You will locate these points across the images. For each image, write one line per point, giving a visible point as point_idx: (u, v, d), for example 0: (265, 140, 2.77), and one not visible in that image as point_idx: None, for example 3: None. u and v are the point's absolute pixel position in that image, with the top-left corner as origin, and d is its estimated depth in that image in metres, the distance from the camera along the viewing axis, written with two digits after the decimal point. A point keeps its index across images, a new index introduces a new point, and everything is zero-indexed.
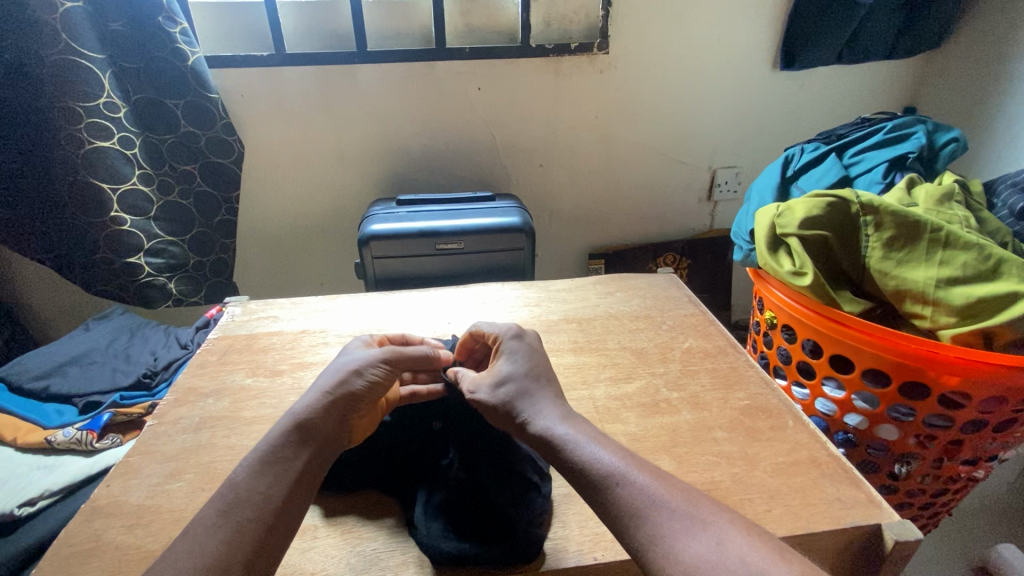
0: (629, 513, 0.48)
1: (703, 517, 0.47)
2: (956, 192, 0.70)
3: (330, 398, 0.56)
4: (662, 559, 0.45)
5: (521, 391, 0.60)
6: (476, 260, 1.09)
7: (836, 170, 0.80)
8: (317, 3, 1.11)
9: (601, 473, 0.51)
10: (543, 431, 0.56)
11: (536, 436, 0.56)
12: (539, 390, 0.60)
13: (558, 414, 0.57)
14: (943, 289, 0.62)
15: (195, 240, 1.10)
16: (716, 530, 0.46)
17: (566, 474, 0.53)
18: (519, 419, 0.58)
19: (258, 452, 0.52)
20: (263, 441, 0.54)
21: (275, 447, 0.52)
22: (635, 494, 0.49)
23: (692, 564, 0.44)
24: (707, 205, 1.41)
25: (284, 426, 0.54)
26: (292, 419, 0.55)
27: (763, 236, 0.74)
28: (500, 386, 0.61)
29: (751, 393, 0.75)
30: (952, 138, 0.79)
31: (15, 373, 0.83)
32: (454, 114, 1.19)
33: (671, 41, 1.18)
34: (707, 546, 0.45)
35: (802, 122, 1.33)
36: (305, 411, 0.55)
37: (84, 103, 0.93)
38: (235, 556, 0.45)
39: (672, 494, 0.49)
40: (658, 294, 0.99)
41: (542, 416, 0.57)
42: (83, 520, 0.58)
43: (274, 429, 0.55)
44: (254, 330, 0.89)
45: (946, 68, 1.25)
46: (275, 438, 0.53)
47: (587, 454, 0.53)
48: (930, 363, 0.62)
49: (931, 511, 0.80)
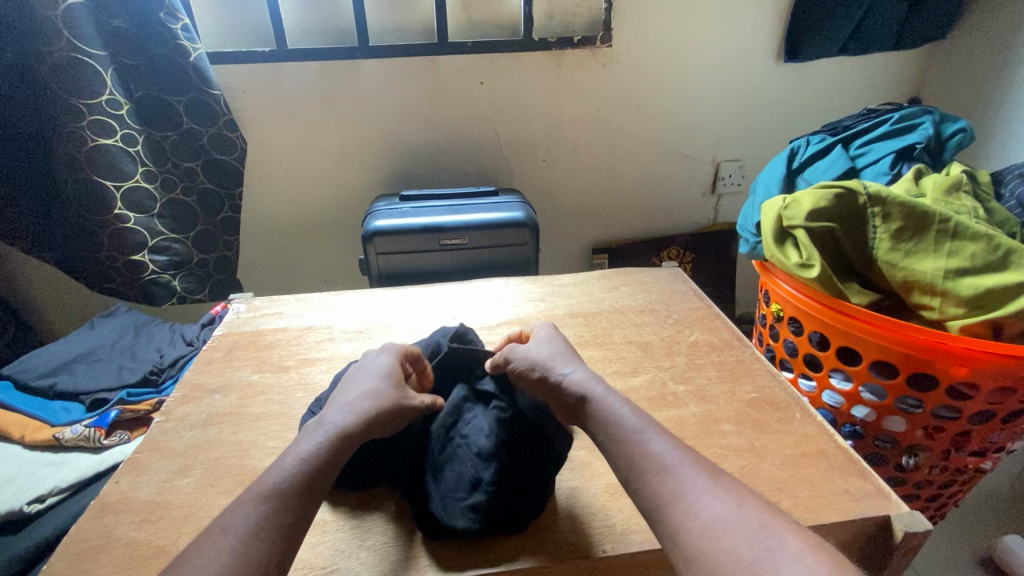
0: (653, 469, 0.48)
1: (726, 484, 0.47)
2: (964, 182, 0.69)
3: (375, 419, 0.56)
4: (681, 515, 0.45)
5: (551, 356, 0.62)
6: (480, 255, 1.09)
7: (843, 161, 0.80)
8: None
9: (628, 433, 0.52)
10: (577, 386, 0.57)
11: (569, 390, 0.57)
12: (567, 357, 0.62)
13: (588, 373, 0.59)
14: (951, 280, 0.62)
15: (199, 237, 1.10)
16: (737, 494, 0.46)
17: (598, 428, 0.54)
18: (550, 377, 0.59)
19: (301, 457, 0.50)
20: (302, 446, 0.52)
21: (319, 458, 0.51)
22: (653, 459, 0.49)
23: (711, 521, 0.44)
24: (711, 199, 1.40)
25: (328, 435, 0.53)
26: (338, 429, 0.54)
27: (769, 229, 0.73)
28: (530, 351, 0.63)
29: (758, 386, 0.75)
30: (959, 128, 0.78)
31: (21, 371, 0.83)
32: (456, 109, 1.19)
33: (674, 34, 1.18)
34: (729, 507, 0.45)
35: (806, 114, 1.32)
36: (351, 426, 0.54)
37: (86, 100, 0.92)
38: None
39: (697, 461, 0.49)
40: (663, 288, 0.99)
41: (574, 373, 0.58)
42: (93, 516, 0.58)
43: (313, 435, 0.53)
44: (260, 326, 0.89)
45: (951, 59, 1.24)
46: (320, 446, 0.52)
47: (620, 408, 0.54)
48: (938, 355, 0.62)
49: (938, 502, 0.80)
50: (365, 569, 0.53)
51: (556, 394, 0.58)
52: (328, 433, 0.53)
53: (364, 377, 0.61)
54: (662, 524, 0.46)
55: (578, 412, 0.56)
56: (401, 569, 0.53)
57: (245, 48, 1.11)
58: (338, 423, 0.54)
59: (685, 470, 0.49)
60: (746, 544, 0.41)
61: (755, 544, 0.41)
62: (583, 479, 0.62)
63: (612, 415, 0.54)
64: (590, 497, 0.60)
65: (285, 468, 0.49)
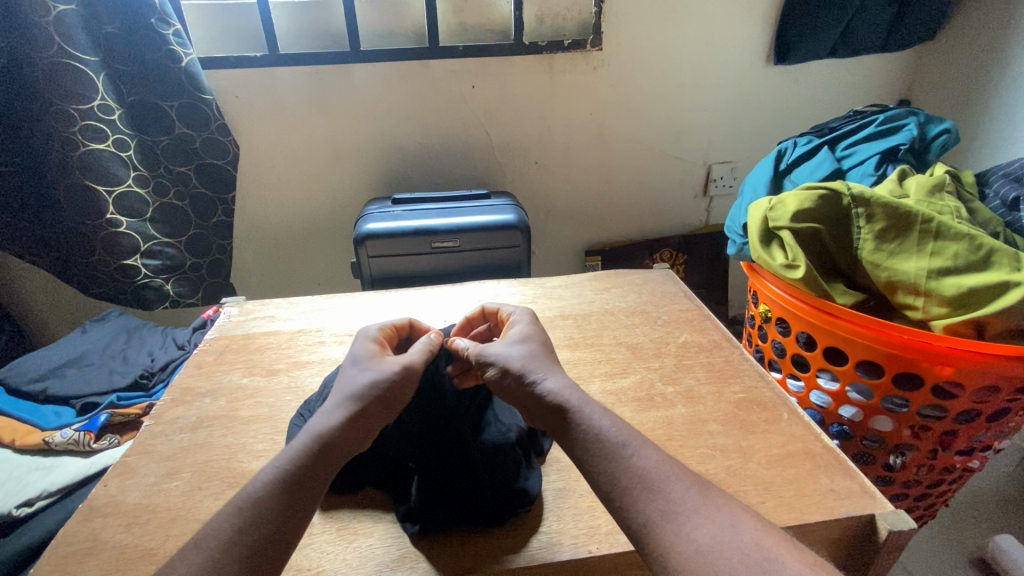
0: (645, 481, 0.48)
1: (720, 502, 0.47)
2: (947, 183, 0.70)
3: (354, 415, 0.55)
4: (671, 536, 0.45)
5: (531, 363, 0.61)
6: (472, 258, 1.09)
7: (829, 162, 0.80)
8: (310, 4, 1.11)
9: (614, 440, 0.52)
10: (557, 399, 0.56)
11: (548, 403, 0.56)
12: (544, 362, 0.62)
13: (566, 383, 0.58)
14: (934, 280, 0.62)
15: (192, 241, 1.12)
16: (729, 513, 0.46)
17: (575, 442, 0.53)
18: (526, 384, 0.58)
19: (282, 462, 0.51)
20: (284, 455, 0.51)
21: (302, 461, 0.51)
22: (638, 475, 0.49)
23: (710, 539, 0.44)
24: (703, 201, 1.41)
25: (306, 439, 0.53)
26: (314, 435, 0.53)
27: (755, 230, 0.74)
28: (512, 357, 0.61)
29: (746, 386, 0.75)
30: (943, 129, 0.79)
31: (13, 376, 0.83)
32: (448, 112, 1.19)
33: (664, 37, 1.18)
34: (723, 528, 0.45)
35: (797, 116, 1.33)
36: (328, 428, 0.54)
37: (78, 106, 0.93)
38: (245, 550, 0.45)
39: (687, 475, 0.49)
40: (652, 290, 1.00)
41: (553, 384, 0.57)
42: (81, 519, 0.59)
43: (294, 443, 0.53)
44: (250, 330, 0.89)
45: (941, 60, 1.25)
46: (295, 453, 0.52)
47: (599, 422, 0.54)
48: (922, 354, 0.63)
49: (927, 502, 0.80)
50: (351, 571, 0.53)
51: (536, 405, 0.57)
52: (307, 437, 0.53)
53: (342, 379, 0.60)
54: (651, 542, 0.46)
55: (555, 425, 0.56)
56: (386, 571, 0.53)
57: (237, 52, 1.11)
58: (313, 431, 0.53)
59: (668, 475, 0.49)
60: (754, 562, 0.41)
61: (751, 562, 0.42)
62: (570, 480, 0.62)
63: (595, 424, 0.53)
64: (577, 497, 0.60)
65: (269, 474, 0.50)
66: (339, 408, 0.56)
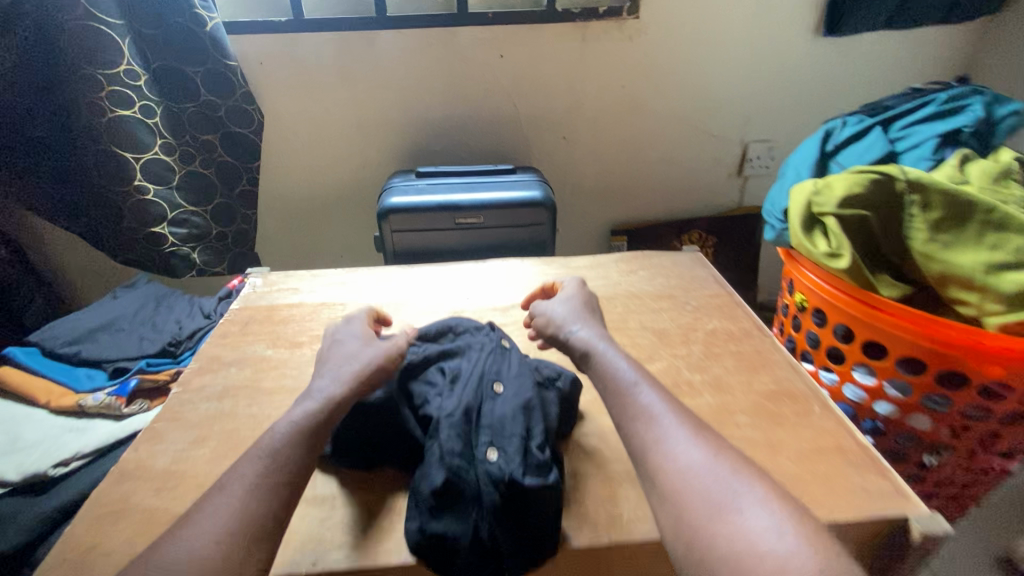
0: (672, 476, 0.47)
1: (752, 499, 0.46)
2: (1012, 173, 0.64)
3: (358, 384, 0.58)
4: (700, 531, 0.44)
5: (570, 319, 0.69)
6: (496, 235, 1.07)
7: (881, 143, 0.74)
8: None
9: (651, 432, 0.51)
10: (584, 343, 0.64)
11: (576, 347, 0.65)
12: (586, 319, 0.70)
13: (597, 332, 0.66)
14: (993, 275, 0.58)
15: (218, 210, 1.13)
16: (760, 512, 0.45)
17: (601, 379, 0.60)
18: (562, 333, 0.68)
19: (295, 420, 0.53)
20: (296, 412, 0.54)
21: (312, 421, 0.54)
22: (640, 408, 0.54)
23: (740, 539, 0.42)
24: (737, 180, 1.35)
25: (317, 402, 0.55)
26: (322, 397, 0.56)
27: (797, 214, 0.69)
28: (553, 316, 0.71)
29: (776, 378, 0.73)
30: (1012, 111, 0.72)
31: (47, 338, 0.85)
32: (475, 82, 1.16)
33: (705, 5, 1.12)
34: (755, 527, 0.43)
35: (844, 92, 1.25)
36: (335, 391, 0.57)
37: (105, 71, 0.92)
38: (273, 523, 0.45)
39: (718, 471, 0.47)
40: (681, 275, 0.97)
41: (582, 333, 0.66)
42: (112, 482, 0.60)
43: (302, 404, 0.56)
44: (275, 301, 0.91)
45: (1008, 33, 1.15)
46: (304, 413, 0.54)
47: (619, 366, 0.60)
48: (972, 353, 0.59)
49: (960, 502, 0.78)
50: (372, 546, 0.53)
51: (569, 350, 0.67)
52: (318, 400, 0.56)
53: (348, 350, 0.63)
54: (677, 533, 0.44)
55: (584, 364, 0.64)
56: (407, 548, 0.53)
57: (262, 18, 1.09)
58: (321, 393, 0.56)
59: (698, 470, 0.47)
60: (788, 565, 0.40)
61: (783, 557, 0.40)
62: (592, 466, 0.61)
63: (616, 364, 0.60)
64: (596, 482, 0.59)
65: (280, 433, 0.52)
66: (345, 374, 0.59)
